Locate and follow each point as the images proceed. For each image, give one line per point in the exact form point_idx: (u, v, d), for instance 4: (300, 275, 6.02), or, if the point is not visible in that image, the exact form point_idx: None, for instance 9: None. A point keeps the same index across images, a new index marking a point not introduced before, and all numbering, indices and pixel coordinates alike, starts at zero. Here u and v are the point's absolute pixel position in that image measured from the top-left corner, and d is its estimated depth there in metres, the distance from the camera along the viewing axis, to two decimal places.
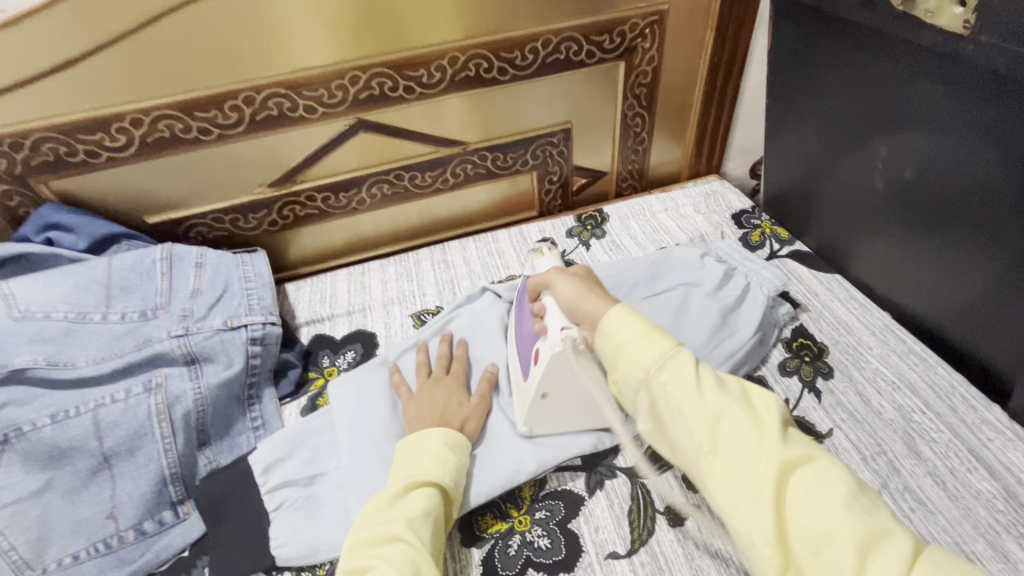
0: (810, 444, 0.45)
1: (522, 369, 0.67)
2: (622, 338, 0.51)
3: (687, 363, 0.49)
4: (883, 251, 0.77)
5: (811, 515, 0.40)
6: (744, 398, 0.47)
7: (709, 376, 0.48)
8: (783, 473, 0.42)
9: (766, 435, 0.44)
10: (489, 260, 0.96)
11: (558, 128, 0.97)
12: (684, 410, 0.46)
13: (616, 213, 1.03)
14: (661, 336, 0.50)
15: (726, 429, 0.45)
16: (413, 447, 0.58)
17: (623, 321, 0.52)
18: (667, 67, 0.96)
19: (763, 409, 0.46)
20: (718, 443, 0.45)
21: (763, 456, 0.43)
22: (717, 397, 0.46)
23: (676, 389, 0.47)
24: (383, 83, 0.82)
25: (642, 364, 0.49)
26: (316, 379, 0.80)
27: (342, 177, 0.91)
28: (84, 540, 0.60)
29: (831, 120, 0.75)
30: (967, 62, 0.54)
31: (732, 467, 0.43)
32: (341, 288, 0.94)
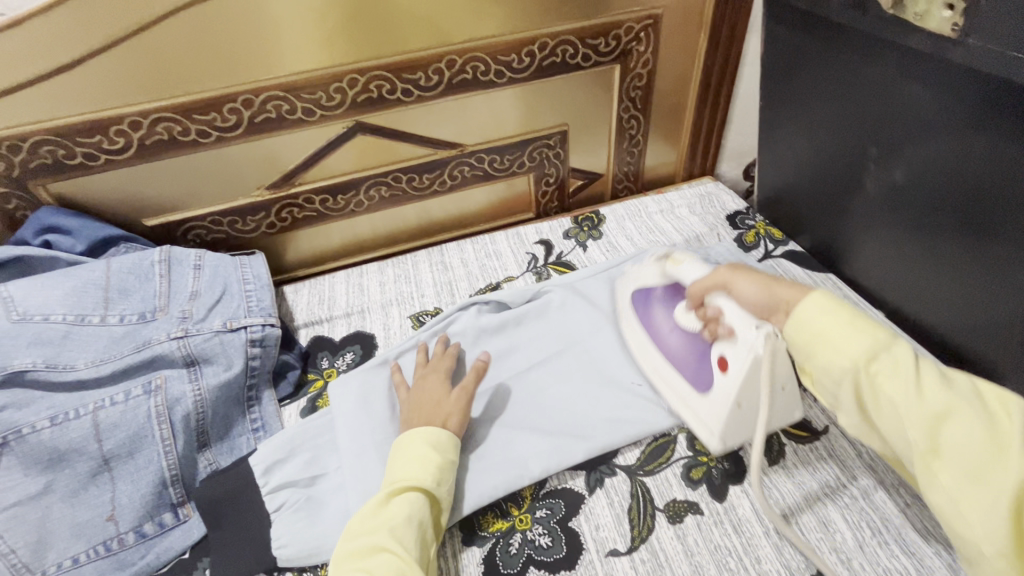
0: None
1: (696, 379, 0.65)
2: (818, 329, 0.53)
3: (899, 358, 0.49)
4: (876, 250, 0.78)
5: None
6: (980, 397, 0.46)
7: (924, 370, 0.48)
8: (1022, 488, 0.41)
9: (993, 445, 0.43)
10: (487, 262, 0.97)
11: (554, 130, 0.98)
12: (899, 408, 0.47)
13: (613, 214, 1.03)
14: (864, 330, 0.51)
15: (946, 432, 0.45)
16: (405, 448, 0.59)
17: (818, 307, 0.54)
18: (662, 70, 0.97)
19: (1006, 413, 0.44)
20: (937, 445, 0.45)
21: (999, 465, 0.42)
22: (935, 397, 0.46)
23: (890, 383, 0.48)
24: (381, 86, 0.83)
25: (848, 355, 0.50)
26: (315, 380, 0.80)
27: (340, 179, 0.92)
28: (84, 543, 0.60)
29: (824, 121, 0.76)
30: (955, 63, 0.55)
31: (954, 472, 0.44)
32: (340, 290, 0.94)
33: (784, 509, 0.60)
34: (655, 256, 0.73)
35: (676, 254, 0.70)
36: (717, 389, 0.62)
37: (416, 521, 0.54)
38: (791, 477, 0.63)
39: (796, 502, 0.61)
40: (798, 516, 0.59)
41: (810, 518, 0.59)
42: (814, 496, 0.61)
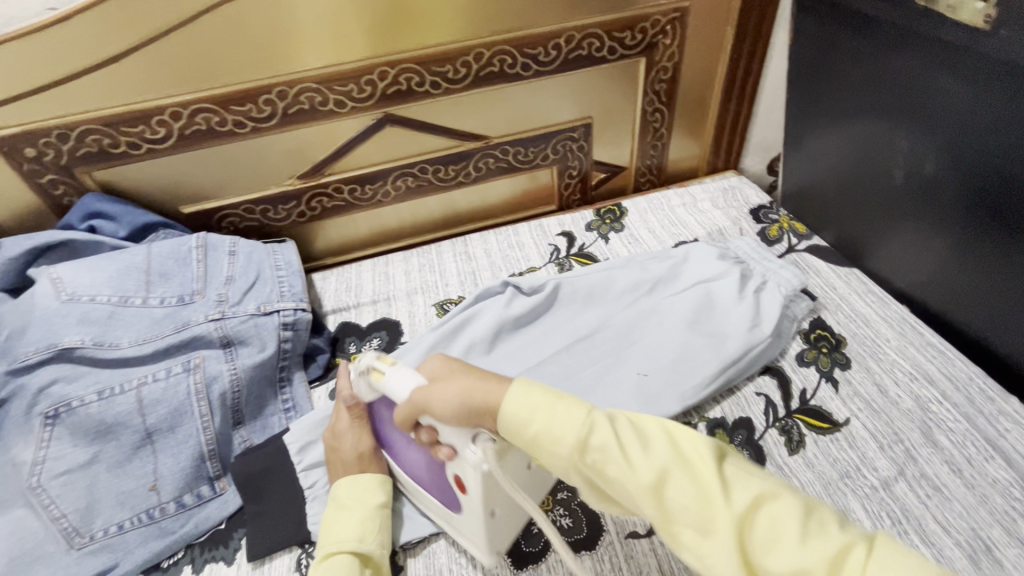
0: (747, 470, 0.41)
1: (447, 501, 0.58)
2: (525, 414, 0.45)
3: (608, 424, 0.43)
4: (902, 245, 0.77)
5: (778, 556, 0.37)
6: (671, 438, 0.43)
7: (626, 428, 0.43)
8: (742, 521, 0.38)
9: (710, 486, 0.39)
10: (510, 252, 0.98)
11: (578, 123, 0.98)
12: (626, 481, 0.41)
13: (635, 207, 1.04)
14: (577, 400, 0.45)
15: (665, 488, 0.40)
16: (339, 510, 0.58)
17: (524, 394, 0.46)
18: (688, 63, 0.97)
19: (687, 449, 0.42)
20: (663, 504, 0.40)
21: (711, 513, 0.39)
22: (646, 454, 0.42)
23: (607, 452, 0.42)
24: (410, 79, 0.85)
25: (563, 443, 0.43)
26: None
27: (369, 170, 0.94)
28: (129, 511, 0.63)
29: (852, 115, 0.75)
30: (988, 57, 0.55)
31: (690, 531, 0.39)
32: (366, 278, 0.97)
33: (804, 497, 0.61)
34: (360, 362, 0.57)
35: (380, 363, 0.55)
36: (466, 508, 0.55)
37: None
38: (811, 466, 0.64)
39: (816, 490, 0.61)
40: None
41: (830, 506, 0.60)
42: (834, 485, 0.62)
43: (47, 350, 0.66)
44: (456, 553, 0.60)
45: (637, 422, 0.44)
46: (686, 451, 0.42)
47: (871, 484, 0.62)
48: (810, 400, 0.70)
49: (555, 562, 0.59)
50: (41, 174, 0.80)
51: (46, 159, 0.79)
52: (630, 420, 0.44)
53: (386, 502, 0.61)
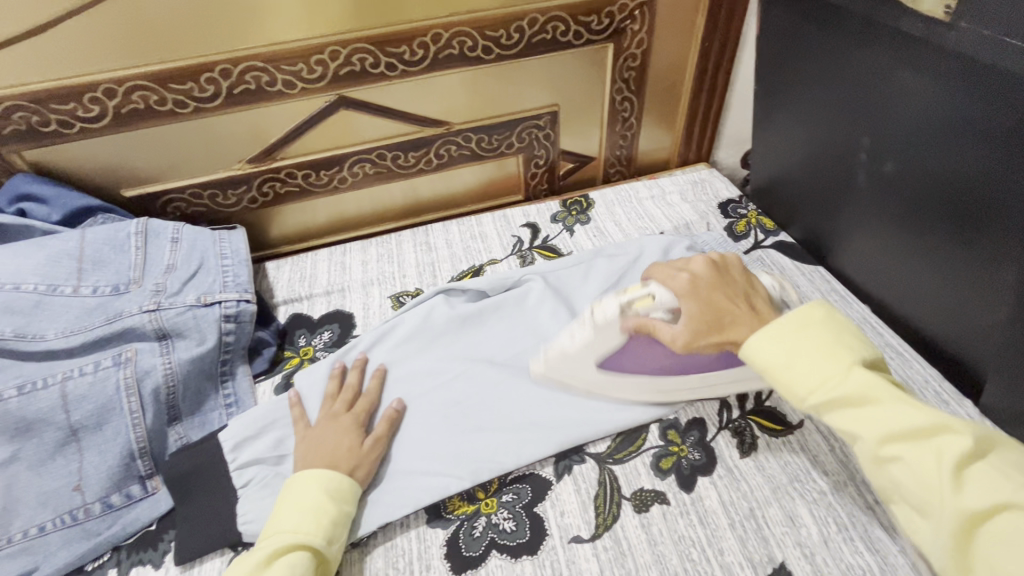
0: (1009, 479, 0.39)
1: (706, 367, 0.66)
2: (773, 364, 0.50)
3: (858, 390, 0.45)
4: (865, 245, 0.76)
5: (1005, 560, 0.37)
6: (935, 420, 0.42)
7: (873, 394, 0.45)
8: (977, 518, 0.38)
9: (937, 475, 0.40)
10: (472, 244, 0.95)
11: (544, 110, 0.95)
12: (861, 425, 0.44)
13: (603, 199, 1.01)
14: (830, 354, 0.48)
15: (894, 459, 0.43)
16: (291, 498, 0.57)
17: (801, 317, 0.51)
18: (658, 51, 0.94)
19: (935, 439, 0.42)
20: (887, 469, 0.43)
21: (934, 497, 0.40)
22: (882, 424, 0.43)
23: (846, 409, 0.46)
24: (364, 60, 0.81)
25: (819, 373, 0.47)
26: (291, 358, 0.80)
27: (322, 155, 0.90)
28: (49, 512, 0.60)
29: (816, 110, 0.74)
30: (947, 50, 0.53)
31: (911, 506, 0.42)
32: (321, 268, 0.93)
33: (751, 503, 0.60)
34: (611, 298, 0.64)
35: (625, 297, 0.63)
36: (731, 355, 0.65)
37: None
38: (761, 470, 0.62)
39: (763, 495, 0.60)
40: (764, 510, 0.59)
41: (776, 512, 0.59)
42: (783, 489, 0.60)
43: None
44: (394, 557, 0.58)
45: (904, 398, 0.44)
46: (934, 438, 0.42)
47: (821, 489, 0.60)
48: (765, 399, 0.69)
49: (494, 567, 0.57)
50: None
51: None
52: (901, 396, 0.44)
53: (345, 508, 0.58)
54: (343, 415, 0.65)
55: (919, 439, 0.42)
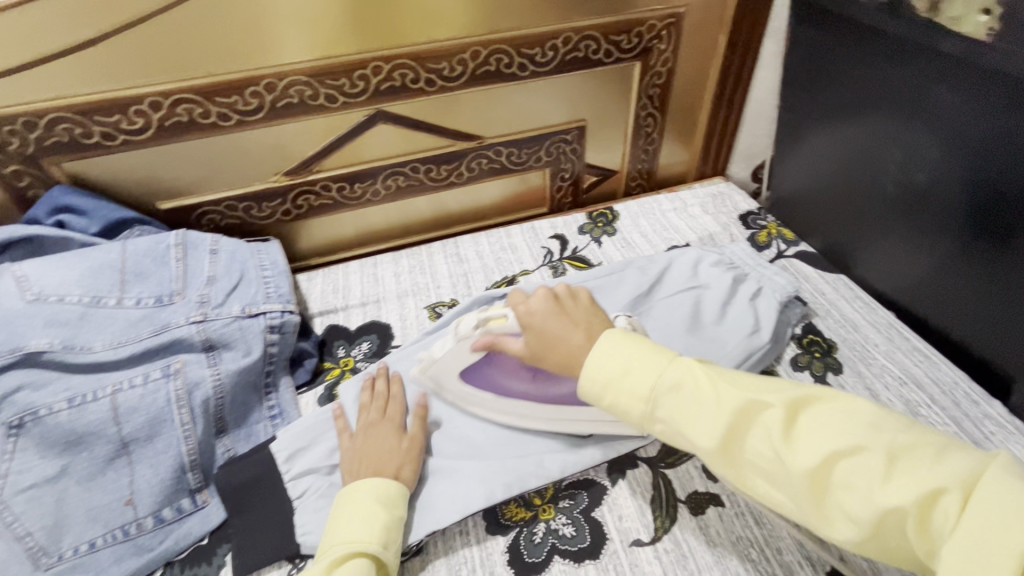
0: (825, 426, 0.41)
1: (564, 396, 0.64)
2: (608, 383, 0.49)
3: (673, 396, 0.47)
4: (890, 253, 0.80)
5: (854, 500, 0.39)
6: (741, 400, 0.44)
7: (690, 389, 0.47)
8: (817, 473, 0.40)
9: (777, 446, 0.42)
10: (503, 255, 0.97)
11: (572, 125, 0.98)
12: (696, 431, 0.46)
13: (627, 211, 1.04)
14: (651, 361, 0.49)
15: (739, 444, 0.44)
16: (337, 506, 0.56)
17: (613, 345, 0.50)
18: (682, 69, 0.97)
19: (758, 419, 0.44)
20: (735, 456, 0.45)
21: (783, 466, 0.42)
22: (708, 418, 0.45)
23: (672, 409, 0.47)
24: (405, 75, 0.82)
25: (641, 391, 0.48)
26: (332, 369, 0.79)
27: (357, 168, 0.91)
28: (100, 528, 0.59)
29: (845, 124, 0.77)
30: (984, 69, 0.56)
31: (764, 481, 0.44)
32: (354, 279, 0.94)
33: None
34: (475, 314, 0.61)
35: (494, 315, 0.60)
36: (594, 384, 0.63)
37: None
38: None
39: None
40: None
41: None
42: None
43: (10, 354, 0.61)
44: (457, 565, 0.58)
45: (720, 385, 0.46)
46: (756, 416, 0.44)
47: None
48: None
49: (558, 572, 0.57)
50: (4, 164, 0.74)
51: (10, 148, 0.73)
52: (709, 384, 0.46)
53: (400, 511, 0.57)
54: (399, 423, 0.66)
55: (746, 424, 0.44)
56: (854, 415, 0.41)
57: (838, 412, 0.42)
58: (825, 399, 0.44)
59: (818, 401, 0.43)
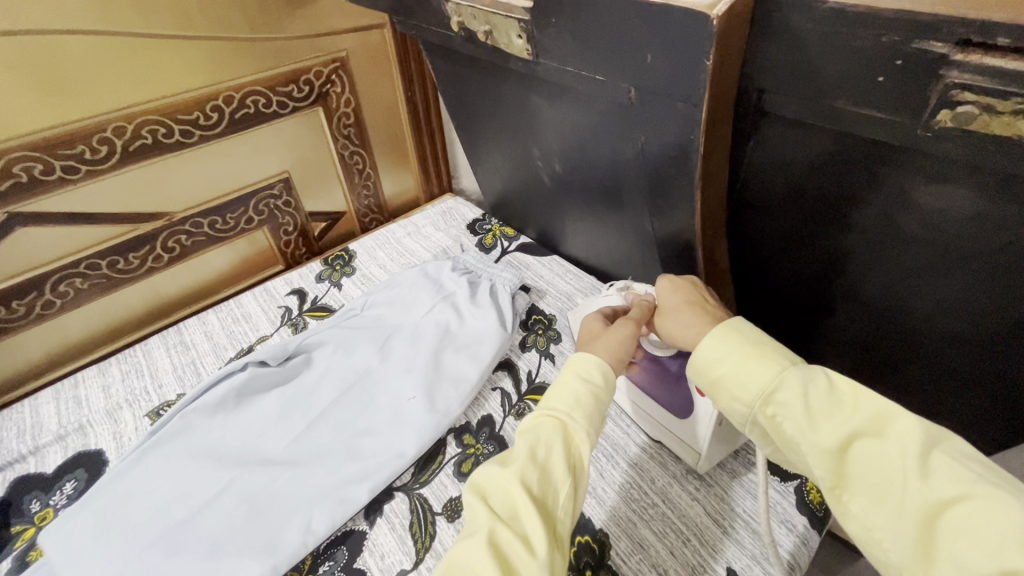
0: (965, 466, 0.38)
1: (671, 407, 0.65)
2: (721, 364, 0.46)
3: (797, 385, 0.43)
4: (576, 228, 0.93)
5: (969, 549, 0.36)
6: (878, 410, 0.41)
7: (822, 385, 0.43)
8: (932, 510, 0.38)
9: (898, 462, 0.39)
10: (236, 327, 0.90)
11: (275, 179, 0.96)
12: (802, 431, 0.42)
13: (363, 247, 1.05)
14: (775, 352, 0.46)
15: (855, 451, 0.41)
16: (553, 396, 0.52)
17: (748, 324, 0.48)
18: (368, 107, 1.02)
19: (888, 432, 0.40)
20: (844, 469, 0.41)
21: (893, 489, 0.39)
22: (832, 416, 0.42)
23: (792, 402, 0.43)
24: (30, 168, 0.72)
25: (753, 383, 0.44)
26: (24, 531, 0.65)
27: (4, 285, 0.76)
28: None
29: (496, 133, 0.87)
30: (541, 78, 0.66)
31: (863, 496, 0.40)
32: (47, 411, 0.79)
33: None
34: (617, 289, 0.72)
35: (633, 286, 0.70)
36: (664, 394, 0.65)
37: (526, 482, 0.46)
38: None
39: None
40: None
41: None
42: None
43: None
44: None
45: (854, 388, 0.42)
46: (888, 430, 0.40)
47: None
48: (535, 379, 0.80)
49: None
50: None
51: None
52: (850, 392, 0.42)
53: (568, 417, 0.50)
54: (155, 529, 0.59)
55: (873, 435, 0.41)
56: (996, 470, 0.38)
57: (980, 459, 0.39)
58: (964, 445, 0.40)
59: (953, 441, 0.40)
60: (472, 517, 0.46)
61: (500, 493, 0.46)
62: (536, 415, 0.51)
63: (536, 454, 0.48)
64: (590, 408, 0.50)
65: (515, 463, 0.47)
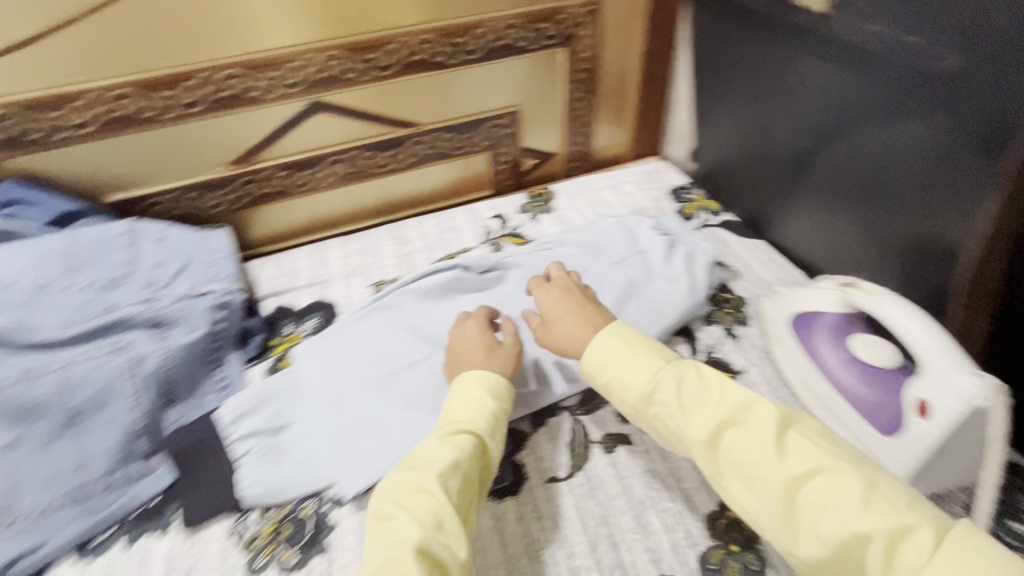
0: (813, 445, 0.46)
1: (879, 421, 0.63)
2: (604, 365, 0.57)
3: (672, 381, 0.53)
4: (799, 217, 0.87)
5: (826, 518, 0.42)
6: (743, 404, 0.49)
7: (692, 380, 0.52)
8: (792, 486, 0.45)
9: (761, 444, 0.47)
10: (446, 235, 1.02)
11: (505, 111, 1.04)
12: (684, 419, 0.51)
13: (565, 190, 1.10)
14: (652, 354, 0.55)
15: (725, 440, 0.48)
16: (461, 394, 0.59)
17: (611, 332, 0.59)
18: (607, 55, 1.04)
19: (747, 420, 0.48)
20: (717, 456, 0.49)
21: (762, 475, 0.46)
22: (703, 410, 0.50)
23: (683, 398, 0.51)
24: (337, 65, 0.88)
25: (643, 377, 0.54)
26: (278, 345, 0.84)
27: (299, 157, 0.96)
28: (54, 491, 0.63)
29: (744, 103, 0.89)
30: (832, 36, 0.68)
31: (736, 479, 0.48)
32: (303, 263, 0.99)
33: None
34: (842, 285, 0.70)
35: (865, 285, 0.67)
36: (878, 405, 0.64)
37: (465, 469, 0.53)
38: None
39: None
40: None
41: None
42: None
43: None
44: None
45: (748, 395, 0.50)
46: (751, 420, 0.48)
47: None
48: (714, 352, 0.78)
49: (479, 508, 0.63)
50: None
51: None
52: (715, 382, 0.52)
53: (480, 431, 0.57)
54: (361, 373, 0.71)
55: (738, 424, 0.49)
56: (843, 446, 0.47)
57: (826, 435, 0.48)
58: (811, 426, 0.49)
59: (802, 423, 0.49)
60: (391, 523, 0.49)
61: (419, 499, 0.50)
62: (440, 437, 0.56)
63: (456, 463, 0.53)
64: (497, 429, 0.58)
65: (421, 476, 0.52)
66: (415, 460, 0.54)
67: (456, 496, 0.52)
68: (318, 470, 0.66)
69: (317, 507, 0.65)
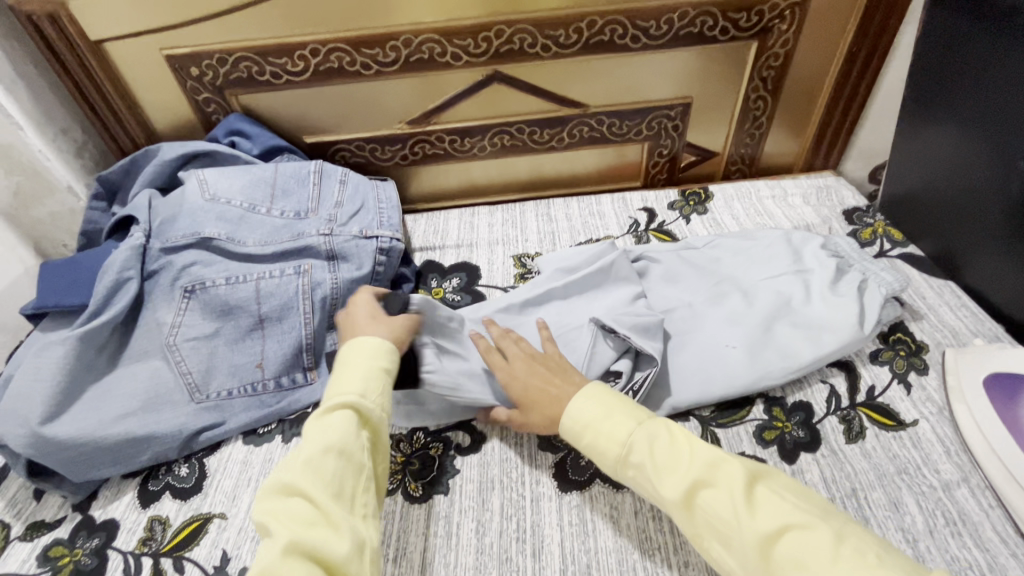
0: (784, 501, 0.48)
1: None
2: (580, 421, 0.57)
3: (644, 444, 0.53)
4: (1011, 261, 0.74)
5: None
6: (710, 462, 0.51)
7: (662, 441, 0.53)
8: (767, 543, 0.46)
9: (731, 503, 0.48)
10: (591, 220, 1.02)
11: (677, 102, 1.00)
12: (661, 481, 0.51)
13: (722, 194, 1.04)
14: (626, 415, 0.56)
15: (699, 501, 0.49)
16: (345, 366, 0.58)
17: (582, 398, 0.58)
18: (802, 54, 0.96)
19: (720, 479, 0.50)
20: (695, 513, 0.50)
21: (736, 532, 0.47)
22: (675, 470, 0.51)
23: (658, 456, 0.53)
24: (524, 39, 0.90)
25: (615, 442, 0.55)
26: (424, 296, 0.90)
27: (468, 124, 1.01)
28: (237, 381, 0.74)
29: (972, 118, 0.76)
30: None
31: (714, 541, 0.48)
32: (453, 224, 1.04)
33: (854, 485, 0.62)
34: None
35: None
36: None
37: (335, 447, 0.51)
38: (868, 457, 0.64)
39: (869, 479, 0.62)
40: (866, 493, 0.62)
41: (879, 496, 0.61)
42: (889, 478, 0.63)
43: (191, 236, 0.78)
44: (507, 468, 0.66)
45: (715, 459, 0.51)
46: (719, 477, 0.50)
47: (930, 483, 0.62)
48: (876, 396, 0.70)
49: (597, 492, 0.63)
50: (199, 92, 0.93)
51: (205, 79, 0.91)
52: (682, 440, 0.53)
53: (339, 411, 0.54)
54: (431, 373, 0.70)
55: (711, 481, 0.50)
56: (808, 494, 0.49)
57: (793, 486, 0.50)
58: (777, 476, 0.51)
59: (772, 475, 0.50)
60: (268, 538, 0.46)
61: (293, 503, 0.48)
62: (310, 425, 0.53)
63: (334, 450, 0.51)
64: (378, 387, 0.57)
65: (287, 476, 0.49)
66: (297, 450, 0.52)
67: (331, 480, 0.50)
68: (440, 405, 0.69)
69: (443, 451, 0.68)
